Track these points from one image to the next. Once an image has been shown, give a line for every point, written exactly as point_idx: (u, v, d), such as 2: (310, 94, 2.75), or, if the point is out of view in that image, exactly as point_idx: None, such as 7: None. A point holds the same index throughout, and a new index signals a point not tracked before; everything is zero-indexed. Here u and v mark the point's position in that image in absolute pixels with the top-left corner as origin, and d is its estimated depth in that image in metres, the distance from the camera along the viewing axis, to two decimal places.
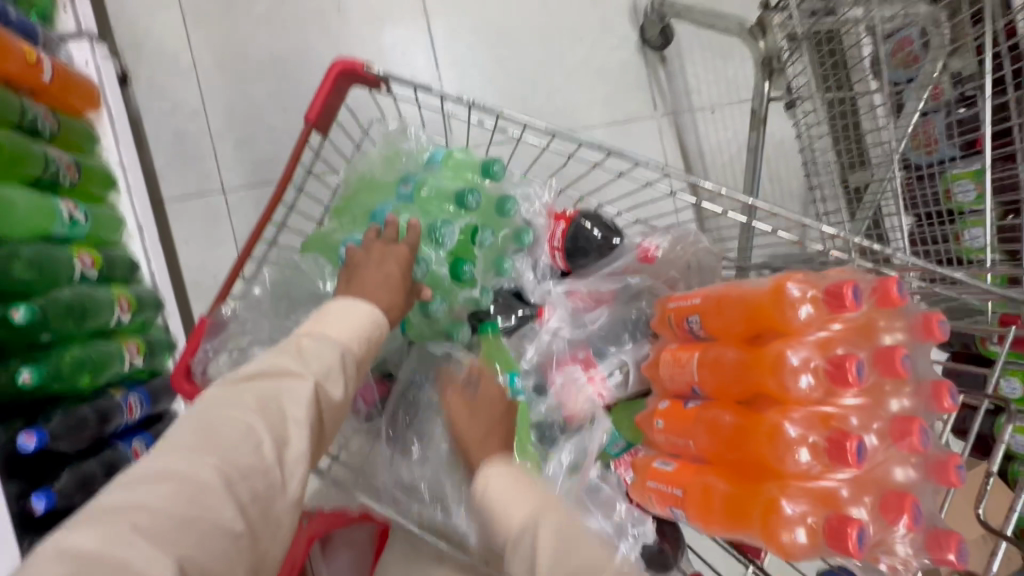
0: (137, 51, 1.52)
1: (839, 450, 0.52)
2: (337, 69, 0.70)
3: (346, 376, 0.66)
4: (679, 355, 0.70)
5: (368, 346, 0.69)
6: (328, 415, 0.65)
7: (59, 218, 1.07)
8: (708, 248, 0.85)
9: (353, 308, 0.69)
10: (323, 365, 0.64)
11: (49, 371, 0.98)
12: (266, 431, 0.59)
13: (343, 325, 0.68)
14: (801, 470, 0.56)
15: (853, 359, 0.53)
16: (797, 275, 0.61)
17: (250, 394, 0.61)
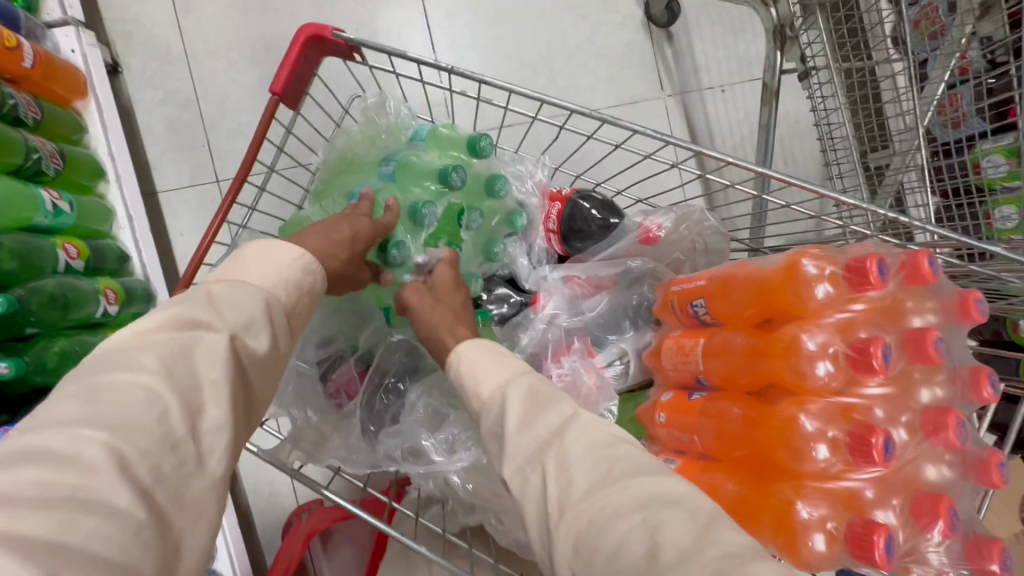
0: (128, 38, 1.49)
1: (864, 446, 0.46)
2: (305, 34, 0.68)
3: (269, 328, 0.60)
4: (683, 343, 0.64)
5: (297, 293, 0.64)
6: (252, 377, 0.58)
7: (42, 208, 1.04)
8: (715, 227, 0.78)
9: (277, 254, 0.63)
10: (241, 316, 0.58)
11: (32, 363, 0.97)
12: (173, 396, 0.51)
13: (264, 272, 0.62)
14: (819, 469, 0.50)
15: (880, 342, 0.47)
16: (812, 249, 0.54)
17: (150, 354, 0.53)
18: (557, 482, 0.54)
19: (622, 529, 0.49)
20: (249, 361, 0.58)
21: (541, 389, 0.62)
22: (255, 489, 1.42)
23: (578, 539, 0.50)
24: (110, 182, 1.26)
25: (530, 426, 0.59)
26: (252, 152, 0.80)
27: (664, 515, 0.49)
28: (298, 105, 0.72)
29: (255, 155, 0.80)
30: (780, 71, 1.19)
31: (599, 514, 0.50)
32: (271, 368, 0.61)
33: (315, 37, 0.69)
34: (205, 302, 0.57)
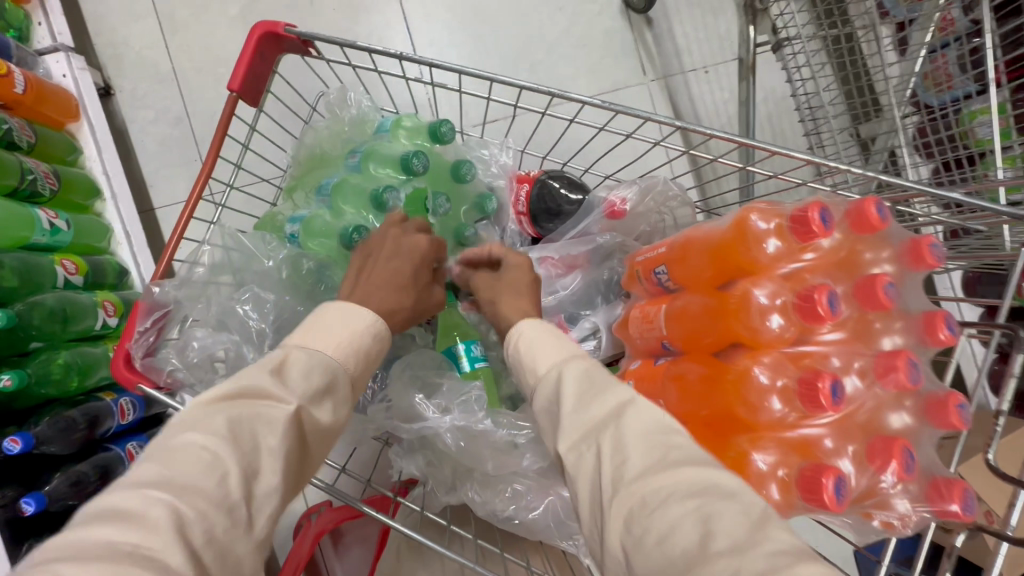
0: (118, 62, 1.54)
1: (811, 391, 0.47)
2: (259, 31, 0.70)
3: (330, 397, 0.61)
4: (647, 311, 0.65)
5: (361, 361, 0.65)
6: (307, 444, 0.59)
7: (39, 227, 1.09)
8: (683, 198, 0.78)
9: (346, 321, 0.65)
10: (308, 385, 0.59)
11: (38, 375, 1.00)
12: (236, 460, 0.52)
13: (336, 339, 0.63)
14: (774, 419, 0.52)
15: (824, 288, 0.47)
16: (761, 203, 0.55)
17: (221, 418, 0.54)
18: (611, 461, 0.52)
19: (674, 511, 0.46)
20: (307, 429, 0.59)
21: (596, 377, 0.61)
22: None
23: (630, 510, 0.48)
24: (106, 200, 1.31)
25: (586, 406, 0.57)
26: (216, 150, 0.81)
27: (717, 503, 0.46)
28: (258, 103, 0.74)
29: (220, 153, 0.81)
30: (754, 46, 1.18)
31: (653, 494, 0.48)
32: (326, 439, 0.61)
33: (269, 35, 0.71)
34: (277, 369, 0.59)
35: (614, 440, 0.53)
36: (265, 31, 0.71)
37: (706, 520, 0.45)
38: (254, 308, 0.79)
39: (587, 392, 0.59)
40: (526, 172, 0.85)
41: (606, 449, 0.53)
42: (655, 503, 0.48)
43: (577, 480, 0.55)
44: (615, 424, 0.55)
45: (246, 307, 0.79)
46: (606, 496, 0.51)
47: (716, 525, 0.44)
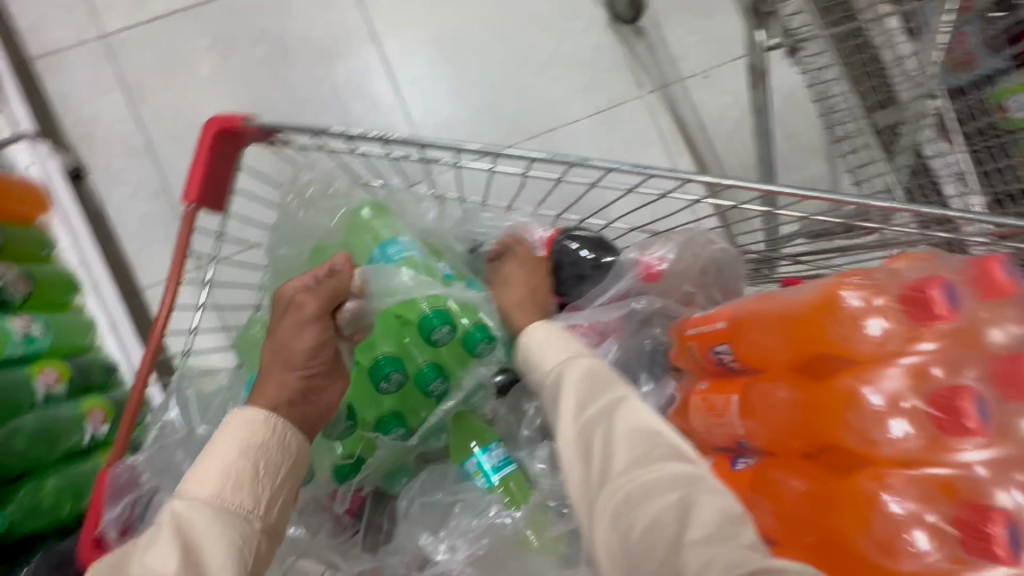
0: (88, 141, 1.46)
1: (982, 540, 0.42)
2: (212, 131, 0.64)
3: (188, 538, 0.49)
4: (714, 401, 0.60)
5: (229, 473, 0.53)
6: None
7: (12, 338, 0.99)
8: (725, 248, 0.70)
9: (211, 450, 0.54)
10: (150, 549, 0.48)
11: (24, 508, 0.91)
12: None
13: (194, 472, 0.53)
14: (925, 565, 0.45)
15: (969, 392, 0.43)
16: (854, 277, 0.51)
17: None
18: (599, 458, 0.53)
19: (656, 502, 0.48)
20: None
21: (599, 375, 0.59)
22: None
23: (615, 507, 0.50)
24: (87, 292, 1.21)
25: (583, 409, 0.56)
26: (182, 261, 0.72)
27: (699, 492, 0.48)
28: (222, 205, 0.66)
29: (184, 273, 0.73)
30: (765, 50, 1.10)
31: (636, 488, 0.49)
32: None
33: (226, 130, 0.64)
34: (131, 546, 0.50)
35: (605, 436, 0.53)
36: (221, 127, 0.64)
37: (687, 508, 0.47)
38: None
39: (589, 394, 0.57)
40: (541, 236, 0.76)
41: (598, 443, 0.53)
42: (639, 497, 0.49)
43: (569, 469, 0.55)
44: (605, 423, 0.54)
45: None
46: (593, 492, 0.53)
47: (694, 517, 0.47)
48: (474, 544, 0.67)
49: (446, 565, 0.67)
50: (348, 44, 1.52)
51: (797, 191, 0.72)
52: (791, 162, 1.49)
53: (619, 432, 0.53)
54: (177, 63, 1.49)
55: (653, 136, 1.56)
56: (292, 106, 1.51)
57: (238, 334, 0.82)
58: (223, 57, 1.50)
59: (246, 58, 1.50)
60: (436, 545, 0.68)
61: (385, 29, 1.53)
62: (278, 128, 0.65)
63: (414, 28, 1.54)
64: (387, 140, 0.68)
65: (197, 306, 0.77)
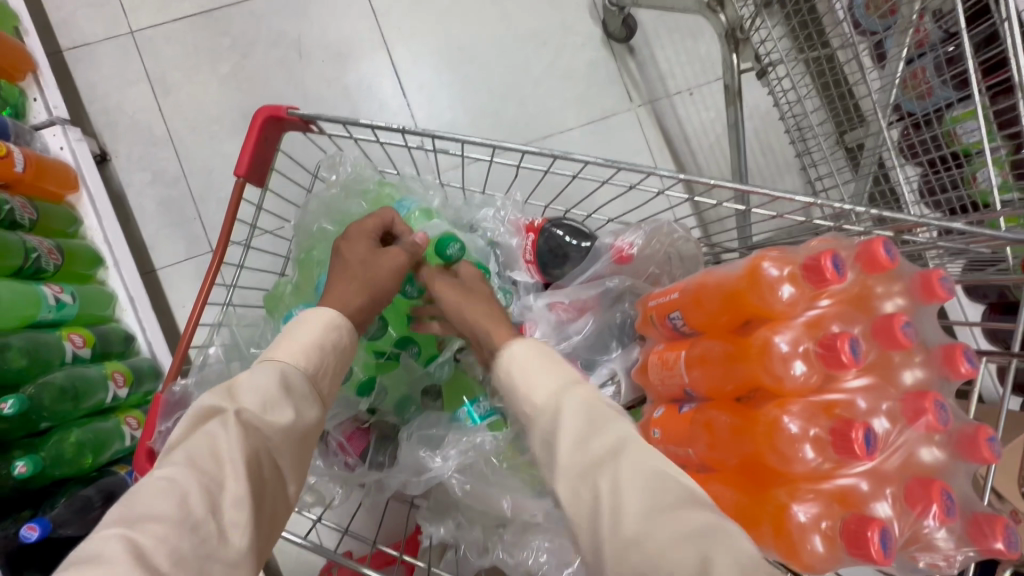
0: (112, 129, 1.56)
1: (845, 441, 0.50)
2: (263, 117, 0.73)
3: (291, 400, 0.61)
4: (666, 357, 0.68)
5: (319, 360, 0.66)
6: (274, 446, 0.59)
7: (45, 303, 1.08)
8: (686, 236, 0.81)
9: (300, 335, 0.66)
10: (259, 393, 0.59)
11: (51, 457, 0.99)
12: (194, 481, 0.53)
13: (286, 348, 0.65)
14: (809, 469, 0.54)
15: (846, 336, 0.51)
16: (772, 252, 0.58)
17: (180, 453, 0.55)
18: (609, 503, 0.53)
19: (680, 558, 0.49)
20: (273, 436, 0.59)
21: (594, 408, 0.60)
22: (280, 550, 1.29)
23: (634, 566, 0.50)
24: (109, 267, 1.30)
25: (585, 446, 0.57)
26: (227, 230, 0.81)
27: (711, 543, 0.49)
28: (264, 181, 0.77)
29: (227, 240, 0.82)
30: (739, 72, 1.23)
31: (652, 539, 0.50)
32: (302, 439, 0.62)
33: (273, 118, 0.73)
34: (226, 390, 0.60)
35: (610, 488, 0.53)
36: (269, 116, 0.73)
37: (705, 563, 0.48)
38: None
39: (588, 429, 0.58)
40: (531, 222, 0.86)
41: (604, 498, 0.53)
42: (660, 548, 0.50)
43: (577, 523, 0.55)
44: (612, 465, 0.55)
45: None
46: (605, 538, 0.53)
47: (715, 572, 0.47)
48: (465, 454, 0.75)
49: (440, 471, 0.74)
50: (361, 49, 1.64)
51: (752, 190, 0.84)
52: (766, 175, 1.62)
53: (625, 483, 0.53)
54: (200, 59, 1.59)
55: (640, 147, 1.69)
56: (305, 104, 1.62)
57: (266, 295, 0.93)
58: (243, 56, 1.61)
59: (264, 58, 1.61)
60: (432, 455, 0.75)
61: (395, 37, 1.65)
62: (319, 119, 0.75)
63: (423, 38, 1.66)
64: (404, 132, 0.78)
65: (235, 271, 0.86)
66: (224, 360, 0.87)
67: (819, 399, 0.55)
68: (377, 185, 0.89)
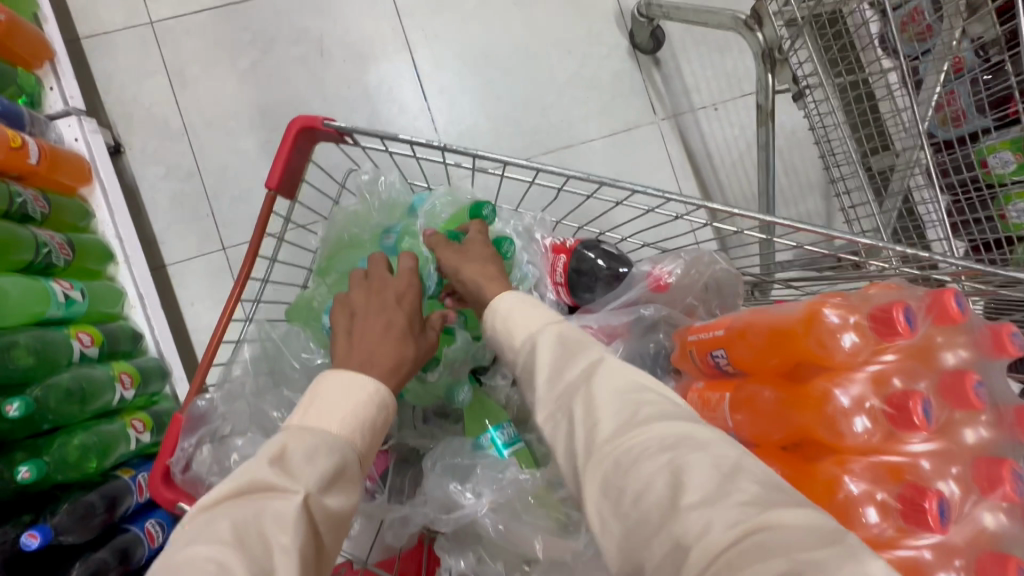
0: (128, 120, 1.53)
1: (916, 510, 0.48)
2: (297, 128, 0.71)
3: (343, 484, 0.55)
4: (708, 397, 0.65)
5: (368, 439, 0.60)
6: (321, 534, 0.52)
7: (54, 300, 1.05)
8: (728, 267, 0.79)
9: (351, 403, 0.60)
10: (317, 470, 0.53)
11: (54, 461, 0.96)
12: (245, 567, 0.45)
13: (338, 419, 0.58)
14: (871, 535, 0.51)
15: (920, 395, 0.48)
16: (833, 297, 0.55)
17: (224, 526, 0.48)
18: (584, 424, 0.54)
19: (647, 467, 0.48)
20: (321, 519, 0.52)
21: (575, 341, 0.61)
22: None
23: (605, 474, 0.50)
24: (119, 264, 1.28)
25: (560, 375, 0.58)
26: (256, 241, 0.79)
27: (687, 454, 0.48)
28: (296, 194, 0.75)
29: (257, 251, 0.80)
30: (773, 92, 1.20)
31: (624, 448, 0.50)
32: (342, 524, 0.55)
33: (307, 130, 0.71)
34: (275, 458, 0.53)
35: (587, 405, 0.54)
36: (304, 128, 0.71)
37: (678, 472, 0.47)
38: (286, 409, 0.81)
39: (563, 362, 0.59)
40: (562, 242, 0.82)
41: (578, 415, 0.54)
42: (629, 462, 0.49)
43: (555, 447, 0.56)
44: (586, 386, 0.56)
45: (278, 410, 0.81)
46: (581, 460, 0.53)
47: (687, 479, 0.46)
48: (493, 482, 0.72)
49: (474, 508, 0.72)
50: (383, 49, 1.61)
51: (791, 223, 0.83)
52: (790, 195, 1.59)
53: (602, 399, 0.54)
54: (220, 53, 1.57)
55: (662, 161, 1.66)
56: (325, 103, 1.59)
57: (287, 306, 0.90)
58: (264, 52, 1.58)
59: (285, 54, 1.58)
60: (463, 492, 0.73)
61: (419, 39, 1.62)
62: (353, 132, 0.72)
63: (446, 41, 1.63)
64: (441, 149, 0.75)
65: (261, 280, 0.84)
66: (251, 374, 0.84)
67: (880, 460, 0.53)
68: (406, 199, 0.86)
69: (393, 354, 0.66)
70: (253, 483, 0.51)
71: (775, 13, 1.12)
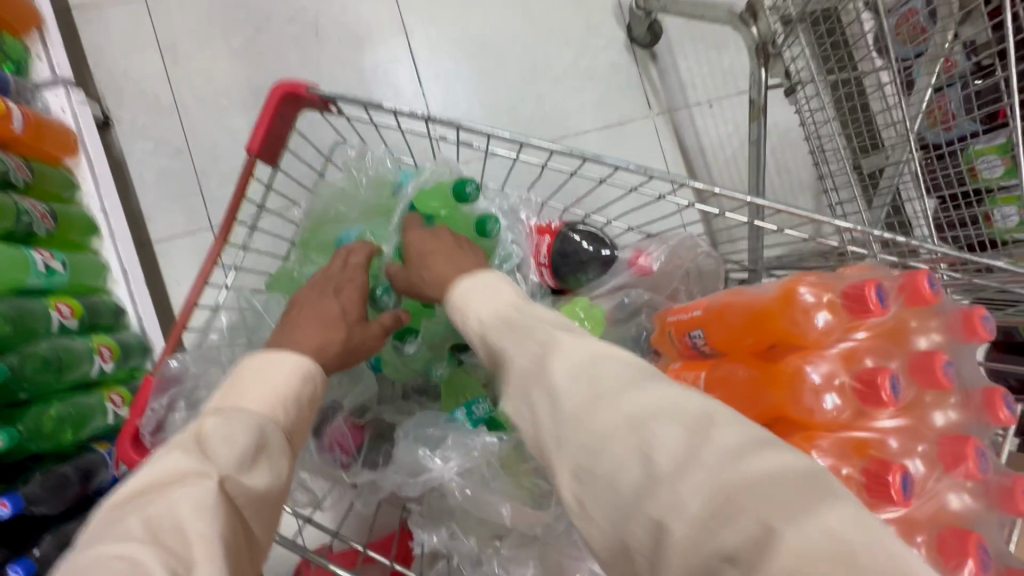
0: (117, 94, 1.51)
1: (881, 484, 0.49)
2: (279, 92, 0.70)
3: (267, 460, 0.51)
4: (684, 377, 0.65)
5: (292, 414, 0.56)
6: (247, 517, 0.49)
7: (33, 269, 1.04)
8: (707, 252, 0.82)
9: (274, 383, 0.56)
10: (236, 449, 0.49)
11: (27, 430, 0.95)
12: (159, 558, 0.41)
13: (257, 396, 0.55)
14: None
15: (888, 372, 0.49)
16: (809, 277, 0.56)
17: (133, 521, 0.43)
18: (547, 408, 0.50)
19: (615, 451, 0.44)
20: (243, 500, 0.49)
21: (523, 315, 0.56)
22: None
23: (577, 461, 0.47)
24: (103, 237, 1.26)
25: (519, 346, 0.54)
26: (235, 207, 0.79)
27: (655, 427, 0.44)
28: (277, 160, 0.75)
29: (236, 216, 0.80)
30: (766, 87, 1.20)
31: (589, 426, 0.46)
32: (270, 506, 0.52)
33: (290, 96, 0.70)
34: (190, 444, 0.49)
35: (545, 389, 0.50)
36: (287, 93, 0.70)
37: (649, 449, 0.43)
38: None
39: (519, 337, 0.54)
40: (548, 224, 0.82)
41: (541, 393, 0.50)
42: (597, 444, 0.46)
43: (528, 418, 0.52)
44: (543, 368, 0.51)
45: None
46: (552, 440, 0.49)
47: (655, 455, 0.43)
48: (468, 457, 0.72)
49: (440, 472, 0.71)
50: (379, 32, 1.60)
51: (776, 205, 0.83)
52: (781, 193, 1.59)
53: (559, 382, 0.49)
54: (213, 30, 1.55)
55: (655, 155, 1.66)
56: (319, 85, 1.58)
57: (270, 277, 0.90)
58: (258, 31, 1.56)
59: (279, 34, 1.57)
60: (432, 457, 0.72)
61: (415, 23, 1.61)
62: (336, 100, 0.71)
63: (443, 27, 1.62)
64: (425, 120, 0.74)
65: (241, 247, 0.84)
66: (230, 340, 0.82)
67: (848, 437, 0.53)
68: (392, 174, 0.86)
69: (322, 336, 0.64)
70: (168, 471, 0.46)
71: (770, 8, 1.13)
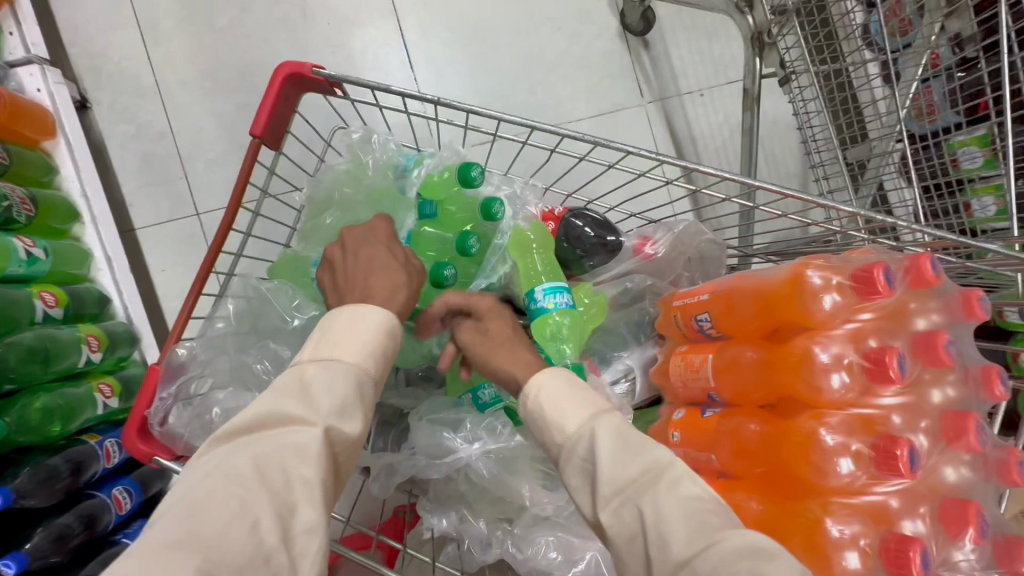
0: (95, 75, 1.45)
1: (889, 458, 0.51)
2: (284, 72, 0.69)
3: (360, 410, 0.56)
4: (691, 358, 0.67)
5: (383, 362, 0.60)
6: (337, 462, 0.55)
7: (14, 257, 1.00)
8: (711, 238, 0.81)
9: (363, 328, 0.59)
10: (331, 401, 0.54)
11: (15, 422, 0.92)
12: (265, 504, 0.48)
13: (353, 345, 0.58)
14: (844, 483, 0.54)
15: (895, 351, 0.51)
16: (816, 260, 0.57)
17: (244, 458, 0.50)
18: (653, 537, 0.50)
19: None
20: (338, 446, 0.54)
21: (629, 435, 0.56)
22: None
23: None
24: (85, 223, 1.22)
25: (621, 470, 0.53)
26: (239, 195, 0.77)
27: (763, 565, 0.46)
28: (281, 145, 0.73)
29: (239, 203, 0.78)
30: (760, 77, 1.22)
31: (704, 565, 0.47)
32: (356, 450, 0.57)
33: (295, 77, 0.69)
34: (296, 389, 0.54)
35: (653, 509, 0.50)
36: (291, 74, 0.69)
37: (758, 568, 0.46)
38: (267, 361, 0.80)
39: (620, 454, 0.54)
40: (550, 209, 0.82)
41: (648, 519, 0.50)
42: (709, 571, 0.47)
43: (620, 550, 0.53)
44: (654, 490, 0.52)
45: (261, 363, 0.81)
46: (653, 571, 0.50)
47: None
48: (479, 440, 0.74)
49: (465, 454, 0.74)
50: (369, 15, 1.57)
51: (773, 186, 0.81)
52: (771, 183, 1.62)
53: (669, 508, 0.50)
54: (196, 9, 1.50)
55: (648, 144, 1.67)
56: None
57: (269, 266, 0.89)
58: (243, 10, 1.51)
59: (265, 14, 1.52)
60: (455, 438, 0.75)
61: (406, 6, 1.58)
62: (342, 81, 0.70)
63: (434, 11, 1.59)
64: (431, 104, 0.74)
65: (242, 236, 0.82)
66: (233, 329, 0.82)
67: (855, 413, 0.56)
68: (395, 159, 0.85)
69: (388, 281, 0.65)
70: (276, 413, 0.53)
71: None
